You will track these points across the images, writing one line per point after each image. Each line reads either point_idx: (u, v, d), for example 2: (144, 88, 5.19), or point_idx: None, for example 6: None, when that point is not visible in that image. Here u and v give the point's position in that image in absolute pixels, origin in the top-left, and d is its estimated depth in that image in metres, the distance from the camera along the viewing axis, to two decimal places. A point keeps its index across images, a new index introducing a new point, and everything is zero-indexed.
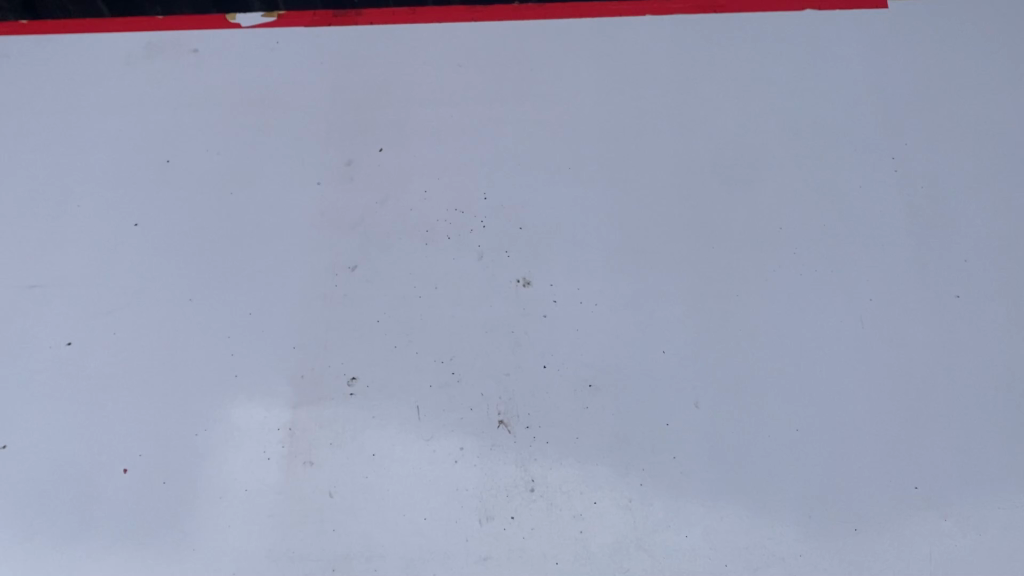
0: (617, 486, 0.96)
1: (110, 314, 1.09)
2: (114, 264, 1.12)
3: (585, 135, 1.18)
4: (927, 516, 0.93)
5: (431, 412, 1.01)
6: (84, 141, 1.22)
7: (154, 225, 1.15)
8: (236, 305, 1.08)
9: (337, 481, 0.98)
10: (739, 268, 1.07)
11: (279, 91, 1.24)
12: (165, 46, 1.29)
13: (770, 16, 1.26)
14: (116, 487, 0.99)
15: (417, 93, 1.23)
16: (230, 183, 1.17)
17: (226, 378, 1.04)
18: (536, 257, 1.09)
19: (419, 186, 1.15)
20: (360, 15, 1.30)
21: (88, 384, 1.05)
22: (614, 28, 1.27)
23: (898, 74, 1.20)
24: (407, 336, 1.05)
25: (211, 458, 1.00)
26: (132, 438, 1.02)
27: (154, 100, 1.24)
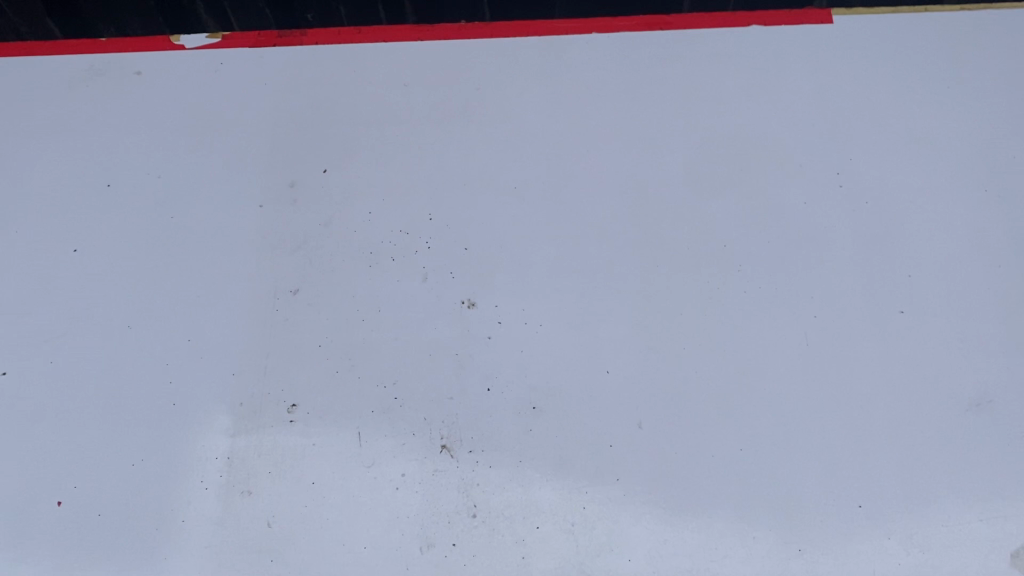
0: (560, 511, 0.95)
1: (46, 342, 1.06)
2: (50, 289, 1.10)
3: (530, 154, 1.18)
4: (870, 534, 0.93)
5: (372, 438, 0.99)
6: (21, 164, 1.20)
7: (93, 250, 1.13)
8: (176, 331, 1.06)
9: (276, 510, 0.96)
10: (683, 287, 1.07)
11: (223, 113, 1.23)
12: (108, 68, 1.27)
13: (715, 33, 1.27)
14: (48, 521, 0.97)
15: (362, 112, 1.22)
16: (173, 207, 1.16)
17: (164, 407, 1.02)
18: (481, 277, 1.09)
19: (363, 207, 1.14)
20: (305, 35, 1.29)
21: (22, 415, 1.02)
22: (561, 48, 1.27)
23: (841, 90, 1.21)
24: (349, 360, 1.04)
25: (147, 488, 0.98)
26: (66, 469, 0.99)
27: (95, 123, 1.23)
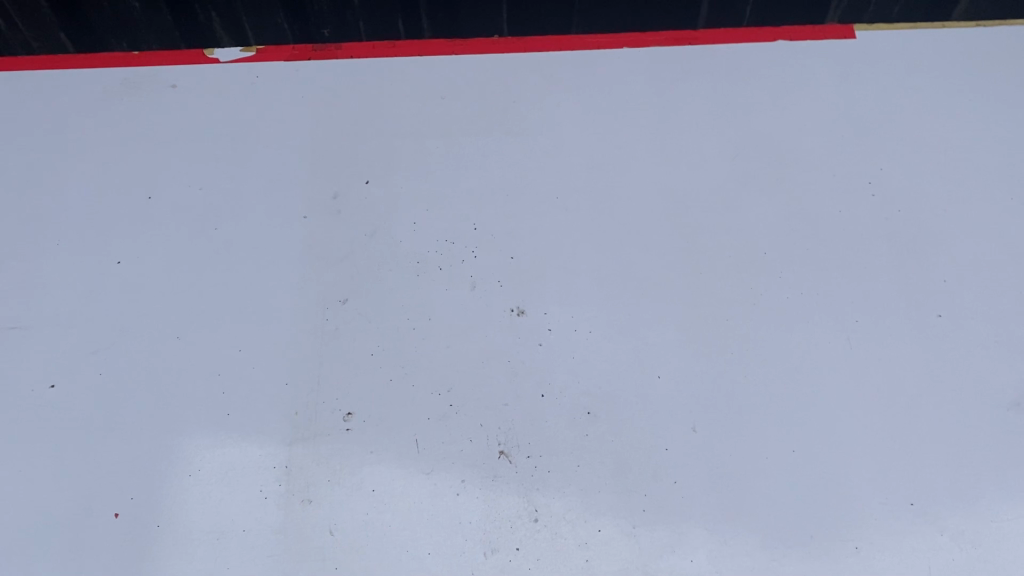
0: (621, 514, 0.97)
1: (95, 354, 1.06)
2: (96, 302, 1.09)
3: (570, 166, 1.20)
4: (923, 531, 0.95)
5: (430, 445, 1.00)
6: (61, 178, 1.19)
7: (137, 261, 1.13)
8: (226, 341, 1.06)
9: (338, 518, 0.97)
10: (727, 293, 1.09)
11: (262, 124, 1.23)
12: (143, 81, 1.27)
13: (744, 47, 1.31)
14: (106, 533, 0.96)
15: (401, 124, 1.24)
16: (215, 219, 1.16)
17: (218, 417, 1.02)
18: (529, 286, 1.10)
19: (408, 218, 1.16)
20: (340, 49, 1.31)
21: (73, 427, 1.01)
22: (594, 62, 1.30)
23: (869, 103, 1.25)
24: (402, 368, 1.05)
25: (206, 498, 0.98)
26: (122, 482, 0.98)
27: (133, 136, 1.23)
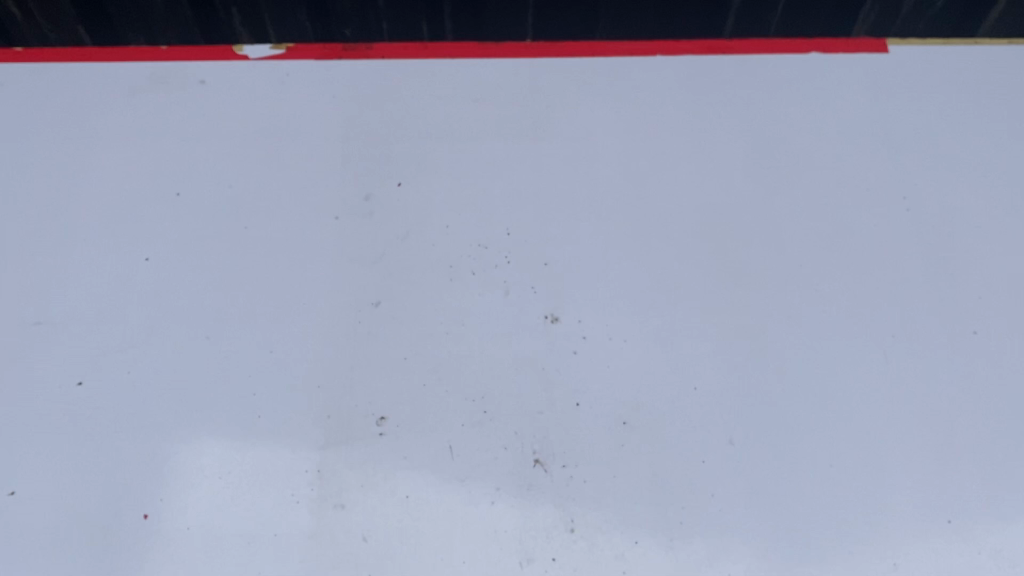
0: (658, 526, 0.96)
1: (123, 352, 1.04)
2: (124, 299, 1.08)
3: (604, 172, 1.19)
4: (962, 549, 0.95)
5: (465, 452, 0.99)
6: (89, 172, 1.18)
7: (165, 258, 1.11)
8: (257, 342, 1.05)
9: (372, 525, 0.95)
10: (763, 304, 1.09)
11: (292, 123, 1.22)
12: (172, 76, 1.26)
13: (777, 58, 1.30)
14: (136, 534, 0.94)
15: (433, 126, 1.23)
16: (245, 217, 1.14)
17: (249, 419, 1.00)
18: (563, 293, 1.09)
19: (440, 221, 1.14)
20: (371, 48, 1.30)
21: (100, 426, 1.00)
22: (626, 68, 1.29)
23: (901, 118, 1.25)
24: (436, 373, 1.03)
25: (236, 501, 0.96)
26: (151, 482, 0.97)
27: (162, 131, 1.21)
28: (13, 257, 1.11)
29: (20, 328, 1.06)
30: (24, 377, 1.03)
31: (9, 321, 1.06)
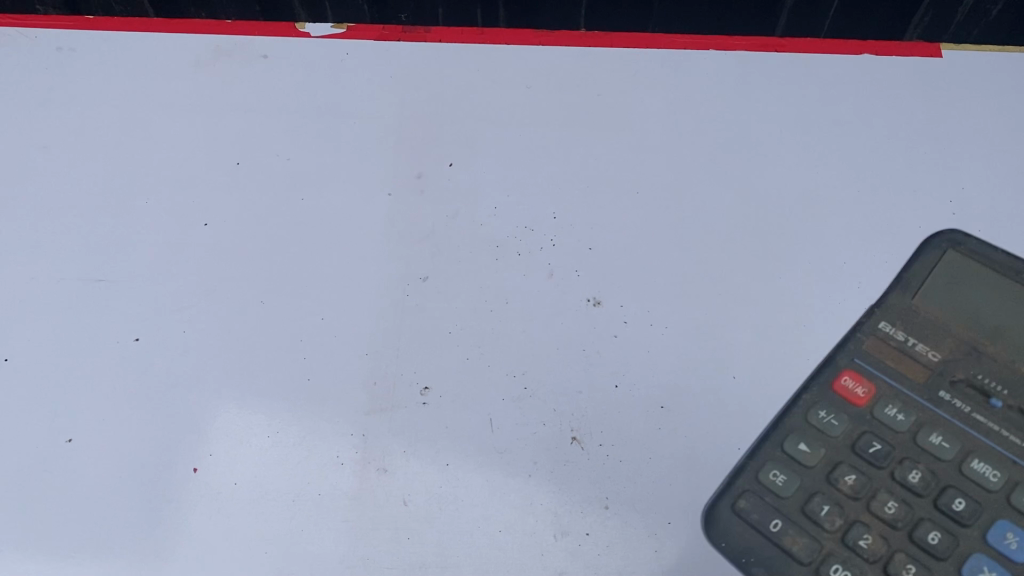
0: (692, 508, 0.97)
1: (179, 312, 1.08)
2: (182, 262, 1.12)
3: (652, 162, 1.21)
4: None
5: (504, 425, 1.01)
6: (153, 139, 1.22)
7: (223, 224, 1.15)
8: (309, 310, 1.08)
9: (412, 489, 0.97)
10: (804, 299, 1.10)
11: (350, 100, 1.25)
12: (235, 50, 1.30)
13: (828, 58, 1.32)
14: (184, 486, 0.97)
15: (485, 110, 1.25)
16: (301, 189, 1.18)
17: (298, 382, 1.03)
18: (606, 277, 1.11)
19: (489, 202, 1.17)
20: (428, 32, 1.33)
21: (155, 380, 1.03)
22: (679, 61, 1.31)
23: (952, 121, 1.25)
24: (479, 348, 1.06)
25: (283, 460, 0.99)
26: (201, 438, 1.00)
27: (224, 103, 1.25)
28: (78, 217, 1.15)
29: (84, 285, 1.10)
30: (84, 331, 1.07)
31: (72, 277, 1.11)
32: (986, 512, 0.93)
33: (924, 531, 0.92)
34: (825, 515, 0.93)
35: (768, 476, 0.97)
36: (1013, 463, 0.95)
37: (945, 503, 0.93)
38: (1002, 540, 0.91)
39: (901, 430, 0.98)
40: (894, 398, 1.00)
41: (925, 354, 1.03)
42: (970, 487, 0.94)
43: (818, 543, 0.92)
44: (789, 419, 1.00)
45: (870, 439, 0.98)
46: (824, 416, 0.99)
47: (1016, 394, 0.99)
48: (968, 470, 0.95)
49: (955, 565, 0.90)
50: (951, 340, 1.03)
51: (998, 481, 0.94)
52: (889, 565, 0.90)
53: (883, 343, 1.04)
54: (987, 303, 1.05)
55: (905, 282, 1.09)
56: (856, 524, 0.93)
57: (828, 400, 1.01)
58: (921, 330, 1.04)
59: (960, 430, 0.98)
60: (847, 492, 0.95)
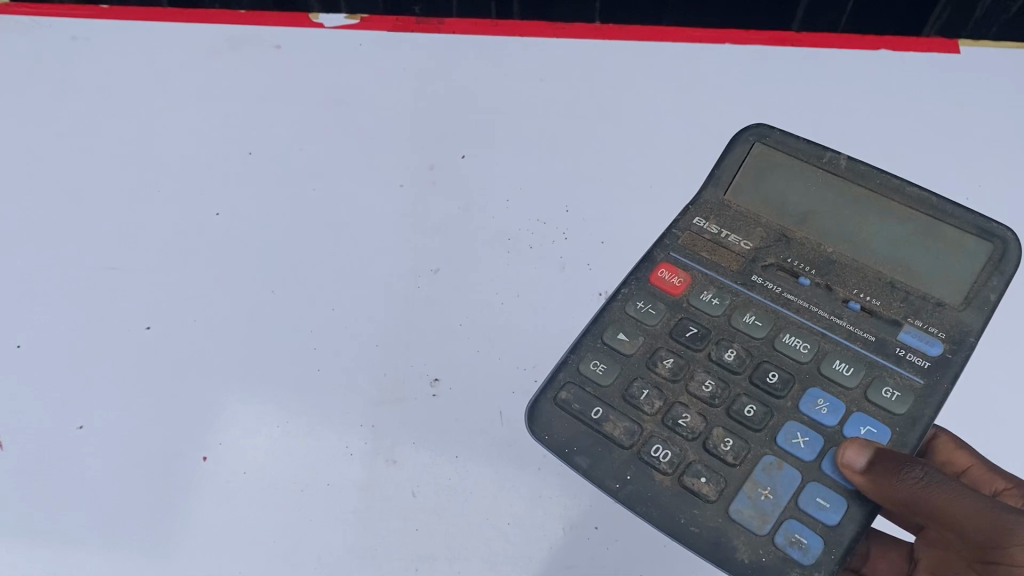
0: None
1: (190, 301, 1.08)
2: (194, 251, 1.12)
3: (666, 156, 1.20)
4: None
5: (514, 419, 1.01)
6: (166, 128, 1.22)
7: (235, 214, 1.15)
8: (320, 301, 1.08)
9: (421, 481, 0.97)
10: None
11: (363, 91, 1.25)
12: (250, 40, 1.30)
13: (845, 53, 1.31)
14: (193, 475, 0.97)
15: (499, 102, 1.25)
16: (314, 179, 1.17)
17: (309, 373, 1.03)
18: (619, 271, 1.11)
19: (501, 195, 1.17)
20: (443, 24, 1.32)
21: (165, 368, 1.03)
22: (694, 55, 1.30)
23: (970, 117, 1.24)
24: (490, 341, 1.06)
25: (292, 450, 0.99)
26: (211, 427, 1.00)
27: (237, 92, 1.25)
28: (91, 205, 1.15)
29: (95, 272, 1.10)
30: (96, 318, 1.07)
31: (83, 265, 1.11)
32: (797, 382, 0.94)
33: (739, 405, 0.93)
34: (642, 398, 0.94)
35: (589, 365, 0.97)
36: (825, 333, 0.97)
37: (758, 377, 0.95)
38: (814, 407, 0.93)
39: (715, 313, 1.00)
40: (708, 283, 1.01)
41: (738, 243, 1.04)
42: (782, 360, 0.95)
43: (637, 424, 0.93)
44: (608, 312, 1.01)
45: (686, 324, 0.99)
46: (639, 306, 1.00)
47: (827, 271, 1.00)
48: (779, 344, 0.96)
49: (769, 435, 0.92)
50: (761, 229, 1.04)
51: (806, 352, 0.95)
52: (707, 439, 0.92)
53: (698, 236, 1.05)
54: (797, 192, 1.05)
55: (717, 177, 1.08)
56: (674, 404, 0.94)
57: (646, 291, 1.02)
58: (733, 221, 1.05)
59: (772, 310, 0.99)
60: (665, 375, 0.96)
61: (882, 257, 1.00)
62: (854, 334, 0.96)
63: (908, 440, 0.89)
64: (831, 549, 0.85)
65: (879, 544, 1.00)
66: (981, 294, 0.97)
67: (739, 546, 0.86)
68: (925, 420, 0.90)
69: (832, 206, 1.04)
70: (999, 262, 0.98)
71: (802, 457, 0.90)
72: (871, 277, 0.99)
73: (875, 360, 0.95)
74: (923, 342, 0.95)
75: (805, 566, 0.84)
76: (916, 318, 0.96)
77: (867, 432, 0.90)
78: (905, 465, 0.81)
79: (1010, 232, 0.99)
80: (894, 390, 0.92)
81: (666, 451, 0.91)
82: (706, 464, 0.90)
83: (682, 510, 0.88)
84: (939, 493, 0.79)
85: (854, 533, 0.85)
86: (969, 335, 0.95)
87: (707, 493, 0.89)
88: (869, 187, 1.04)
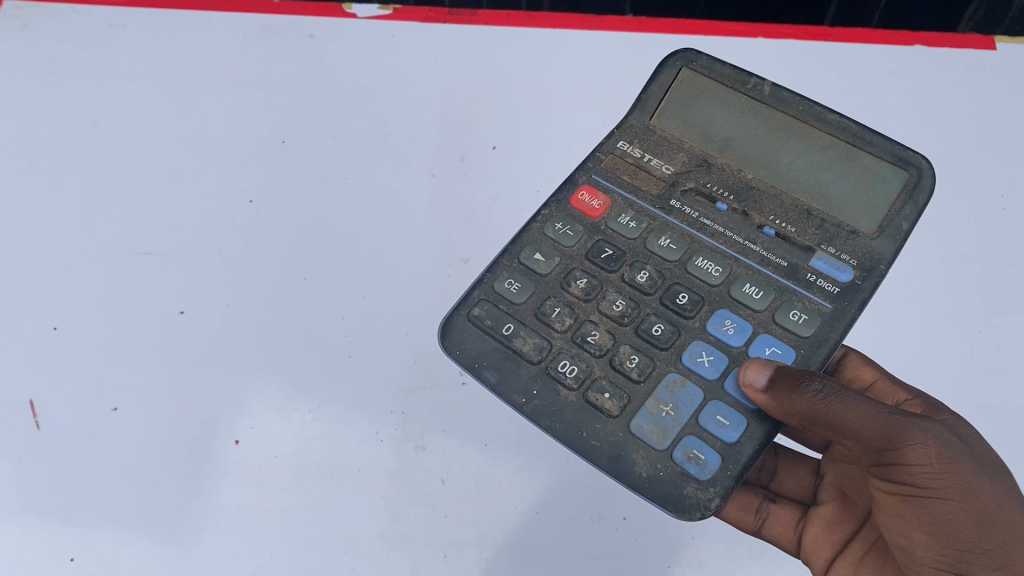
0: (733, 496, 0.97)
1: (225, 287, 1.09)
2: (228, 236, 1.13)
3: None
4: None
5: None
6: (200, 116, 1.23)
7: (268, 201, 1.16)
8: (351, 288, 1.09)
9: (450, 470, 0.98)
10: None
11: (396, 81, 1.26)
12: (283, 30, 1.30)
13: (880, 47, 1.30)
14: (227, 458, 0.98)
15: (530, 92, 1.25)
16: (346, 168, 1.18)
17: None
18: None
19: (532, 185, 1.17)
20: (476, 15, 1.32)
21: (199, 352, 1.04)
22: (726, 47, 1.29)
23: (1006, 114, 1.23)
24: None
25: (323, 435, 1.00)
26: (244, 411, 1.01)
27: (271, 81, 1.26)
28: (127, 190, 1.17)
29: (130, 257, 1.11)
30: (131, 302, 1.08)
31: (120, 250, 1.12)
32: (708, 304, 0.92)
33: (648, 324, 0.91)
34: (554, 315, 0.91)
35: (503, 286, 0.94)
36: (738, 257, 0.94)
37: (668, 298, 0.92)
38: (721, 327, 0.90)
39: (631, 236, 0.96)
40: (627, 207, 0.98)
41: (659, 167, 1.00)
42: (692, 282, 0.93)
43: (548, 341, 0.90)
44: (526, 233, 0.97)
45: (601, 246, 0.95)
46: (557, 227, 0.97)
47: (743, 197, 0.97)
48: (692, 267, 0.94)
49: (675, 354, 0.90)
50: (683, 154, 1.00)
51: (718, 275, 0.93)
52: (614, 356, 0.89)
53: (620, 160, 1.01)
54: (721, 117, 1.01)
55: (642, 102, 1.03)
56: (584, 321, 0.91)
57: (564, 213, 0.98)
58: (657, 145, 1.01)
59: (688, 233, 0.96)
60: (577, 295, 0.93)
61: (799, 184, 0.97)
62: (767, 258, 0.93)
63: (812, 361, 0.87)
64: (728, 465, 0.84)
65: (788, 458, 1.05)
66: (895, 221, 0.93)
67: (639, 460, 0.84)
68: (831, 342, 0.88)
69: (751, 131, 1.00)
70: (913, 192, 0.94)
71: (705, 376, 0.88)
72: (786, 204, 0.96)
73: (785, 285, 0.92)
74: (833, 269, 0.92)
75: (703, 482, 0.83)
76: (830, 245, 0.93)
77: (772, 353, 0.88)
78: (803, 380, 0.81)
79: (926, 160, 0.95)
80: (801, 313, 0.90)
81: (573, 366, 0.89)
82: (611, 380, 0.88)
83: (586, 424, 0.86)
84: (835, 403, 0.79)
85: (751, 451, 0.84)
86: (881, 263, 0.92)
87: (611, 408, 0.87)
88: (792, 114, 0.99)
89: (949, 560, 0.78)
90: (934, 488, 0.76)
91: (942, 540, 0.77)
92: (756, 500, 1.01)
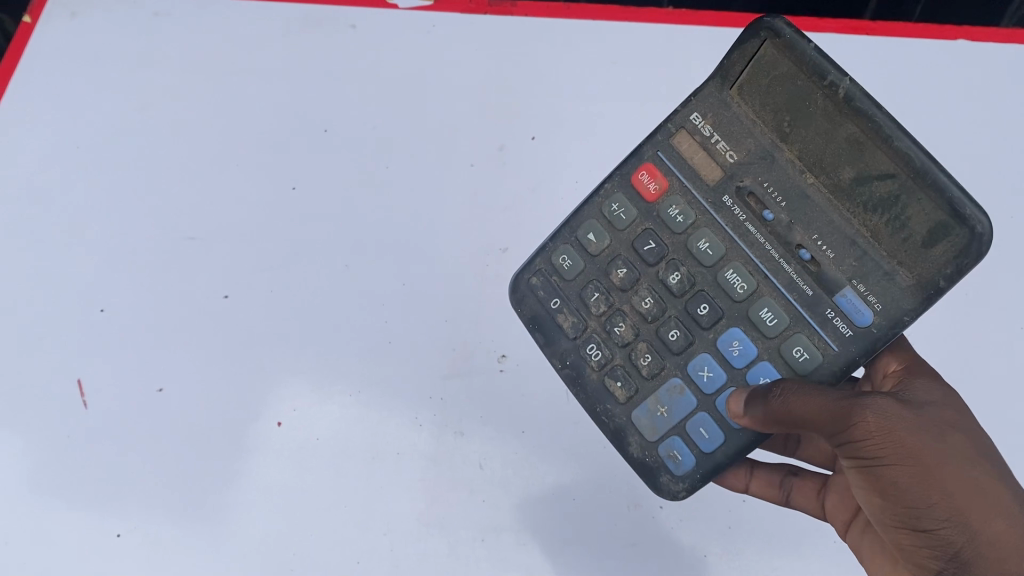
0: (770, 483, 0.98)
1: (268, 273, 1.11)
2: (270, 222, 1.15)
3: None
4: None
5: None
6: (243, 103, 1.25)
7: (310, 189, 1.17)
8: (391, 275, 1.11)
9: (488, 454, 1.00)
10: None
11: (436, 72, 1.27)
12: (324, 18, 1.31)
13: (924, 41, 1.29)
14: (269, 439, 1.01)
15: (569, 84, 1.26)
16: (386, 157, 1.20)
17: (380, 346, 1.06)
18: None
19: (571, 176, 1.18)
20: (516, 5, 1.32)
21: (242, 336, 1.07)
22: None
23: None
24: None
25: (363, 419, 1.02)
26: (286, 394, 1.03)
27: (313, 70, 1.27)
28: (171, 175, 1.19)
29: (174, 240, 1.14)
30: (175, 285, 1.10)
31: (164, 233, 1.14)
32: (725, 319, 0.90)
33: (666, 327, 0.91)
34: (590, 299, 0.94)
35: (559, 257, 0.96)
36: (767, 275, 0.88)
37: (691, 305, 0.91)
38: (729, 345, 0.89)
39: (677, 231, 0.92)
40: (680, 196, 0.92)
41: (725, 152, 0.90)
42: (716, 293, 0.90)
43: (584, 321, 0.95)
44: (586, 206, 0.96)
45: (646, 237, 0.93)
46: (613, 208, 0.94)
47: (792, 208, 0.87)
48: (720, 277, 0.90)
49: (684, 360, 0.91)
50: (752, 140, 0.89)
51: (742, 290, 0.89)
52: (633, 350, 0.92)
53: (689, 137, 0.92)
54: (795, 108, 0.86)
55: (725, 69, 0.90)
56: (615, 311, 0.93)
57: (625, 190, 0.95)
58: (731, 124, 0.90)
59: (729, 236, 0.90)
60: (616, 283, 0.94)
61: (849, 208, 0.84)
62: (794, 282, 0.87)
63: None
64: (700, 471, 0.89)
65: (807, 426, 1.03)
66: (929, 278, 0.80)
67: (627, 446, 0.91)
68: None
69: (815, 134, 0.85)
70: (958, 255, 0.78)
71: (702, 388, 0.90)
72: (835, 225, 0.85)
73: (802, 313, 0.87)
74: (853, 310, 0.84)
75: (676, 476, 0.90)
76: (861, 282, 0.84)
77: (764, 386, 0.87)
78: (770, 389, 0.81)
79: (988, 222, 0.77)
80: (804, 351, 0.86)
81: (598, 351, 0.94)
82: (627, 371, 0.92)
83: (597, 404, 0.93)
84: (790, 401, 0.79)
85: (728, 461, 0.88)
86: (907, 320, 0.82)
87: (619, 397, 0.92)
88: (863, 129, 0.81)
89: (902, 517, 0.76)
90: (880, 457, 0.75)
91: (893, 502, 0.76)
92: (779, 475, 0.99)
